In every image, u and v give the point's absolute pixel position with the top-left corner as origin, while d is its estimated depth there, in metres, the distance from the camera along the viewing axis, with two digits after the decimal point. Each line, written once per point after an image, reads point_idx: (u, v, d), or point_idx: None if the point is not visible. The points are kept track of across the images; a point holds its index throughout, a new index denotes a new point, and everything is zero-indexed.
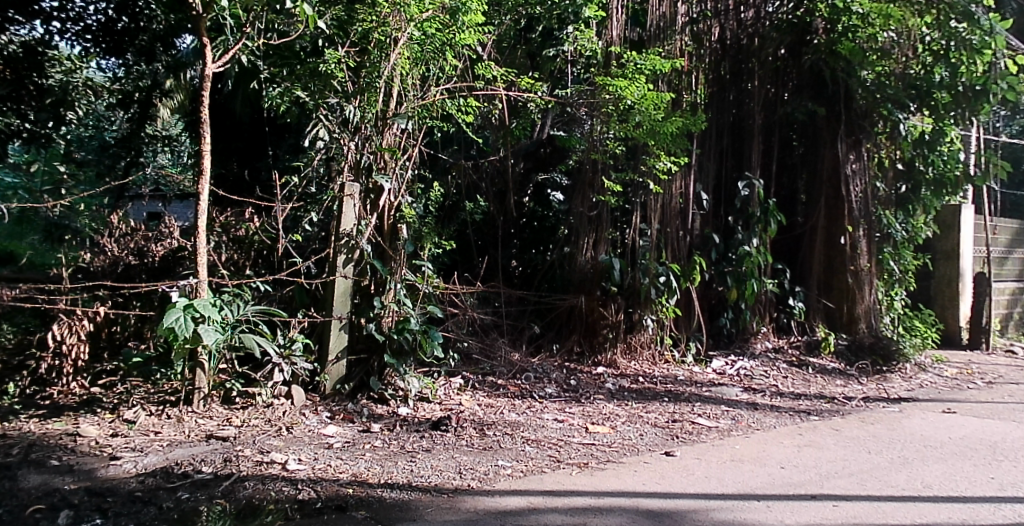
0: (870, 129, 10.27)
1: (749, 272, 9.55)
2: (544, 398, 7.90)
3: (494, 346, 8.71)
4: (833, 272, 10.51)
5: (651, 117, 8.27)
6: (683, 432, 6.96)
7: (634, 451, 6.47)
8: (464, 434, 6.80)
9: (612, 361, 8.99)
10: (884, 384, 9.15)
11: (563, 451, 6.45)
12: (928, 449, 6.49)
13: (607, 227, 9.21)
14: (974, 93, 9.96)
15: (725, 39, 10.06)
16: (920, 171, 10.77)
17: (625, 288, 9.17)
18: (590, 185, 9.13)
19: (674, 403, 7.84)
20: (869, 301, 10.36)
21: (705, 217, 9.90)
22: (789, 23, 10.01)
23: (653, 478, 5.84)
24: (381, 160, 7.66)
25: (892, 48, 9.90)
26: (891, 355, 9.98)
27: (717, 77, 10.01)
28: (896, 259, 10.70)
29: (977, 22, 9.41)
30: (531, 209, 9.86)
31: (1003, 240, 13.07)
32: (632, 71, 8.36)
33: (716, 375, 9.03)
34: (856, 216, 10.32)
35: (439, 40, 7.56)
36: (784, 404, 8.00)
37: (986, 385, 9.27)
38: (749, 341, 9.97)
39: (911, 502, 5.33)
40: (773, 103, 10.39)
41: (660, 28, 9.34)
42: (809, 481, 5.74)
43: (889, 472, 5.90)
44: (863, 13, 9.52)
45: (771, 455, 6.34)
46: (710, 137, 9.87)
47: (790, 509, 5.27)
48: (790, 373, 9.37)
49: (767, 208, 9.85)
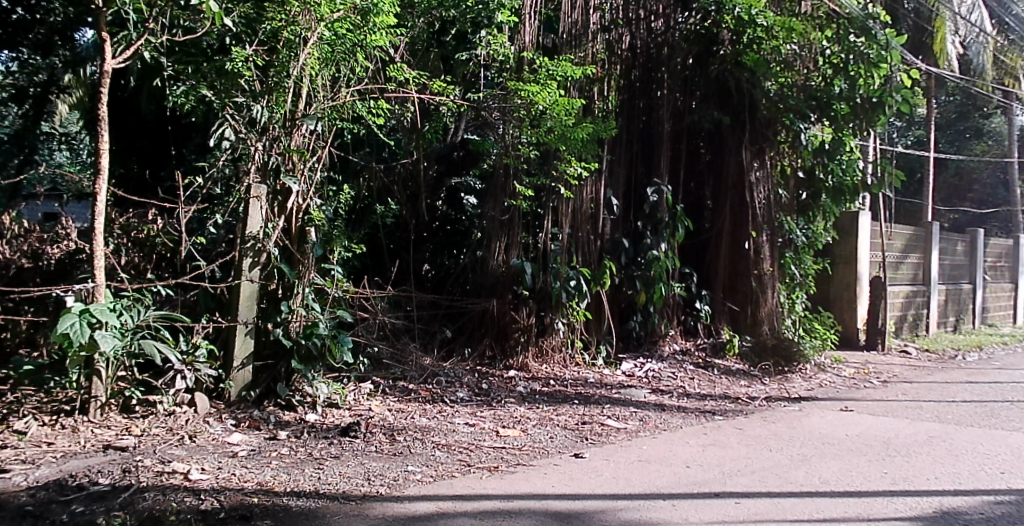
0: (774, 138, 10.67)
1: (659, 275, 9.77)
2: (455, 402, 7.87)
3: (405, 350, 8.63)
4: (737, 276, 10.78)
5: (561, 122, 8.33)
6: (592, 434, 7.04)
7: (543, 454, 6.49)
8: (373, 439, 6.72)
9: (523, 364, 9.05)
10: (785, 384, 9.44)
11: (473, 455, 6.43)
12: (826, 446, 6.71)
13: (519, 231, 9.22)
14: (872, 105, 10.24)
15: (636, 47, 10.16)
16: (820, 179, 10.97)
17: (537, 291, 9.19)
18: (502, 190, 9.10)
19: (584, 405, 7.92)
20: (772, 304, 10.64)
21: (616, 221, 10.00)
22: (697, 34, 10.28)
23: (563, 480, 5.87)
24: (289, 161, 7.50)
25: (794, 60, 10.31)
26: (793, 357, 10.28)
27: (628, 84, 10.13)
28: (797, 264, 11.14)
29: (874, 37, 10.02)
30: (444, 212, 9.84)
31: (899, 245, 13.64)
32: (545, 77, 8.40)
33: (625, 377, 9.17)
34: (760, 222, 10.61)
35: (350, 40, 7.53)
36: (691, 405, 8.17)
37: (881, 384, 9.66)
38: (657, 343, 10.19)
39: (810, 498, 5.49)
40: (681, 112, 10.59)
41: (572, 36, 9.46)
42: (713, 480, 5.86)
43: (789, 470, 6.07)
44: (767, 25, 9.86)
45: (677, 455, 6.46)
46: (621, 143, 10.03)
47: (695, 508, 5.37)
48: (696, 375, 9.58)
49: (675, 213, 10.09)
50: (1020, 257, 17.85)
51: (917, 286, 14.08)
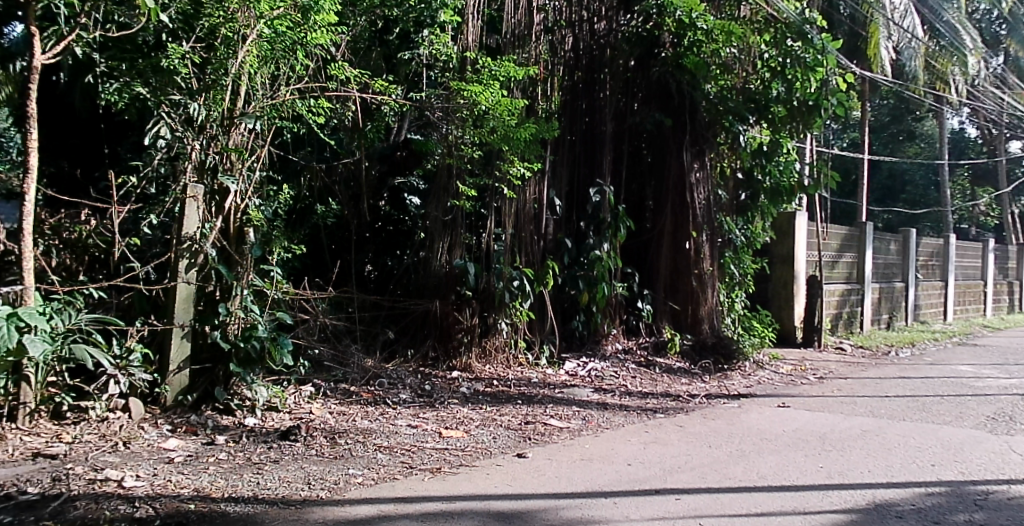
0: (713, 140, 10.83)
1: (601, 275, 9.82)
2: (397, 403, 7.81)
3: (346, 352, 8.54)
4: (678, 275, 10.92)
5: (504, 122, 8.30)
6: (535, 433, 7.04)
7: (486, 454, 6.48)
8: (314, 443, 6.63)
9: (466, 365, 9.00)
10: (725, 382, 9.57)
11: (416, 457, 6.39)
12: (764, 442, 6.82)
13: (462, 231, 9.20)
14: (808, 108, 10.46)
15: (579, 49, 10.22)
16: (757, 181, 11.22)
17: (480, 292, 9.21)
18: (445, 191, 9.03)
19: (527, 405, 7.93)
20: (712, 303, 10.88)
21: (559, 222, 10.04)
22: (638, 36, 10.30)
23: (506, 480, 5.86)
24: (227, 160, 7.37)
25: (733, 64, 10.49)
26: (732, 354, 10.49)
27: (571, 85, 10.18)
28: (736, 263, 11.28)
29: (811, 42, 10.14)
30: (387, 213, 9.67)
31: (834, 245, 13.94)
32: (488, 77, 8.34)
33: (568, 377, 9.22)
34: (700, 223, 10.75)
35: (290, 38, 7.35)
36: (633, 403, 8.23)
37: (817, 380, 9.86)
38: (600, 342, 10.24)
39: (748, 493, 5.57)
40: (623, 114, 10.67)
41: (516, 36, 9.43)
42: (654, 477, 5.90)
43: (729, 466, 6.15)
44: (707, 29, 10.00)
45: (619, 452, 6.50)
46: (563, 144, 10.06)
47: (636, 505, 5.40)
48: (638, 373, 9.66)
49: (617, 214, 10.15)
50: (949, 256, 18.40)
51: (852, 285, 14.41)
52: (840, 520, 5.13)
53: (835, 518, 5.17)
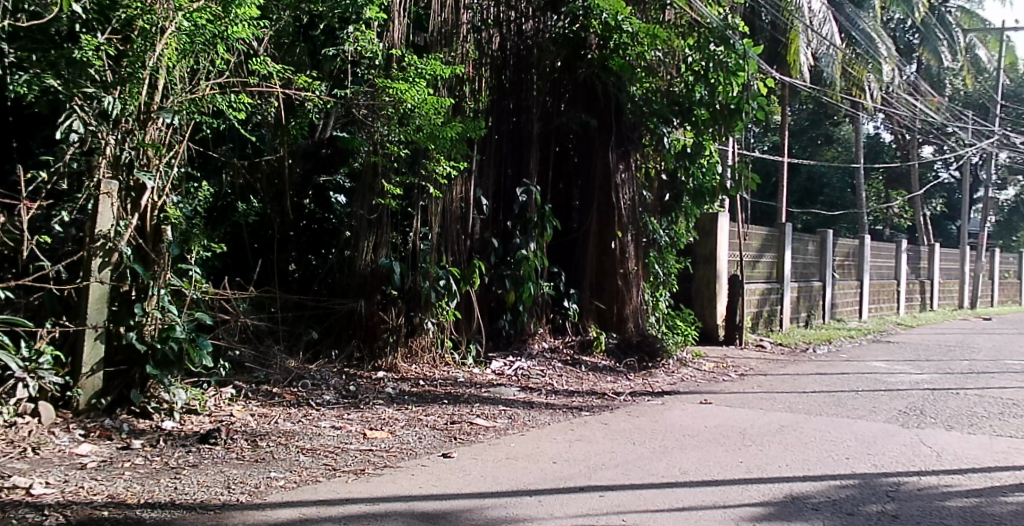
0: (638, 141, 10.98)
1: (527, 275, 9.85)
2: (321, 405, 7.69)
3: (268, 354, 8.37)
4: (604, 274, 11.02)
5: (430, 120, 8.21)
6: (461, 433, 7.01)
7: (411, 455, 6.42)
8: (234, 446, 6.48)
9: (392, 365, 8.94)
10: (649, 379, 9.70)
11: (339, 459, 6.29)
12: (686, 438, 6.92)
13: (387, 230, 9.10)
14: (730, 111, 10.64)
15: (506, 49, 10.23)
16: (681, 182, 11.44)
17: (405, 291, 9.12)
18: (371, 189, 8.90)
19: (453, 405, 7.89)
20: (637, 301, 11.04)
21: (485, 221, 10.03)
22: (565, 37, 10.40)
23: (430, 481, 5.82)
24: (143, 156, 7.13)
25: (658, 66, 10.63)
26: (656, 352, 10.69)
27: (498, 84, 10.18)
28: (660, 263, 11.43)
29: (732, 46, 10.32)
30: (311, 211, 9.54)
31: (755, 245, 14.25)
32: (413, 75, 8.25)
33: (495, 376, 9.22)
34: (625, 223, 10.89)
35: (211, 31, 7.16)
36: (558, 401, 8.27)
37: (738, 377, 10.07)
38: (527, 341, 10.25)
39: (670, 489, 5.64)
40: (550, 114, 10.71)
41: (442, 34, 9.35)
42: (579, 474, 5.93)
43: (652, 462, 6.22)
44: (633, 32, 10.09)
45: (544, 451, 6.52)
46: (490, 143, 10.04)
47: (561, 502, 5.41)
48: (564, 372, 9.70)
49: (543, 213, 10.19)
50: (864, 256, 19.01)
51: (772, 284, 14.76)
52: (757, 513, 5.23)
53: (754, 511, 5.27)
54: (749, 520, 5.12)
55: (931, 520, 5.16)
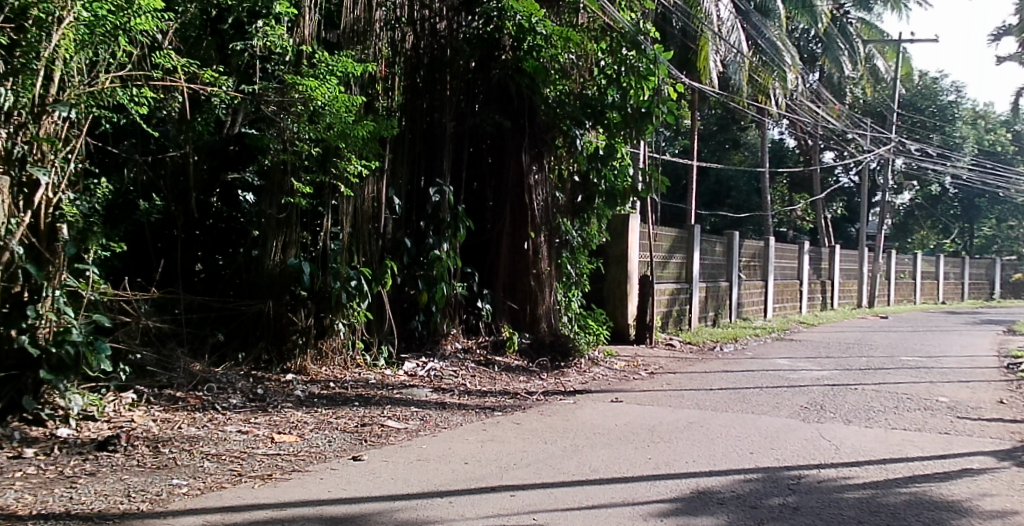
0: (551, 144, 11.02)
1: (440, 275, 9.80)
2: (227, 409, 7.48)
3: (172, 357, 8.11)
4: (517, 275, 11.04)
5: (341, 118, 8.06)
6: (371, 436, 6.92)
7: (320, 458, 6.31)
8: (134, 453, 6.24)
9: (302, 367, 8.77)
10: (561, 379, 9.76)
11: (245, 464, 6.13)
12: (597, 436, 7.00)
13: (296, 230, 8.94)
14: (641, 115, 10.90)
15: (420, 48, 10.17)
16: (593, 184, 11.52)
17: (315, 292, 8.98)
18: (279, 188, 8.76)
19: (364, 407, 7.78)
20: (550, 302, 11.11)
21: (398, 221, 9.94)
22: (479, 38, 10.39)
23: (339, 484, 5.72)
24: (37, 150, 6.78)
25: (571, 69, 10.78)
26: (568, 352, 10.76)
27: (411, 84, 10.08)
28: (573, 263, 11.57)
29: (644, 51, 10.65)
30: (218, 209, 9.24)
31: (665, 245, 14.51)
32: (324, 72, 8.04)
33: (407, 377, 9.13)
34: (538, 223, 10.95)
35: (112, 22, 6.89)
36: (471, 402, 8.25)
37: (648, 375, 10.24)
38: (440, 342, 10.21)
39: (581, 487, 5.68)
40: (464, 114, 10.63)
41: (354, 31, 9.24)
42: (490, 475, 5.92)
43: (563, 460, 6.26)
44: (546, 34, 10.16)
45: (456, 452, 6.48)
46: (403, 142, 9.94)
47: (472, 503, 5.39)
48: (477, 372, 9.70)
49: (456, 214, 10.15)
50: (769, 257, 19.58)
51: (680, 284, 15.06)
52: (665, 509, 5.31)
53: (662, 507, 5.35)
54: (657, 515, 5.19)
55: (830, 511, 5.33)
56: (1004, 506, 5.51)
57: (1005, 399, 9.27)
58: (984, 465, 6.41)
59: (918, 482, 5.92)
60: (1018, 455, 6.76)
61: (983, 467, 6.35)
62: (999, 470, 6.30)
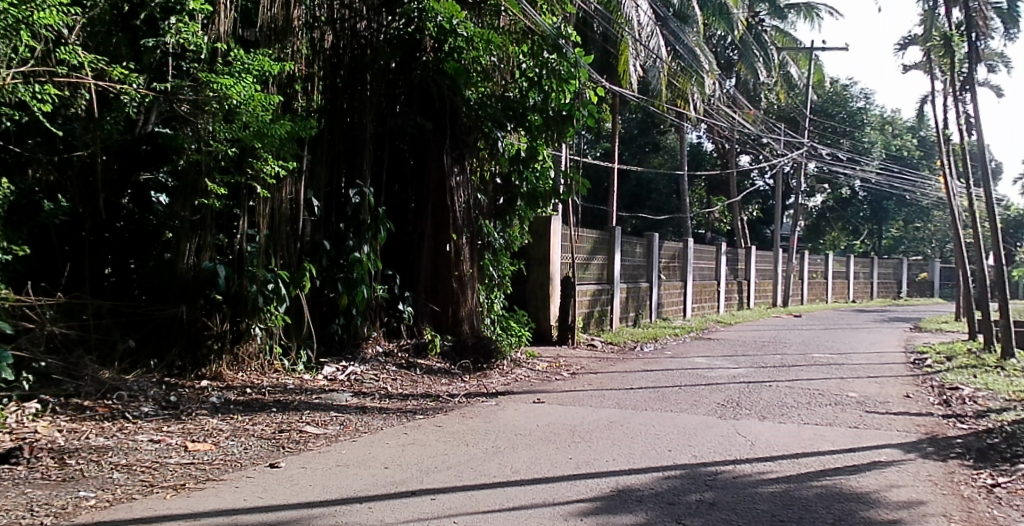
0: (473, 145, 10.94)
1: (360, 278, 9.62)
2: (138, 417, 7.24)
3: (79, 365, 7.80)
4: (438, 278, 10.99)
5: (257, 117, 7.82)
6: (289, 442, 6.78)
7: (236, 466, 6.14)
8: (39, 465, 5.97)
9: (217, 373, 8.61)
10: (484, 380, 9.79)
11: (157, 474, 5.93)
12: (518, 437, 6.99)
13: (211, 231, 8.73)
14: (562, 117, 10.99)
15: (340, 48, 9.98)
16: (516, 185, 11.53)
17: (231, 296, 8.80)
18: (193, 189, 8.51)
19: (282, 413, 7.63)
20: (471, 303, 11.06)
21: (316, 223, 9.81)
22: (400, 38, 10.32)
23: (255, 492, 5.58)
24: None
25: (493, 71, 10.77)
26: (490, 354, 10.69)
27: (331, 84, 9.91)
28: (494, 265, 11.59)
29: (565, 56, 10.65)
30: (130, 211, 8.86)
31: (587, 246, 14.63)
32: (240, 69, 7.76)
33: (326, 382, 9.00)
34: (460, 225, 10.87)
35: (13, 16, 6.46)
36: (392, 405, 8.18)
37: (570, 375, 10.31)
38: (360, 346, 10.10)
39: (501, 489, 5.65)
40: (384, 115, 10.49)
41: (272, 31, 9.08)
42: (410, 479, 5.86)
43: (484, 463, 6.24)
44: (467, 36, 10.20)
45: (376, 456, 6.40)
46: (322, 143, 9.76)
47: (391, 508, 5.31)
48: (399, 376, 9.62)
49: (377, 216, 10.04)
50: (687, 259, 19.94)
51: (602, 285, 15.20)
52: (585, 508, 5.33)
53: (582, 506, 5.37)
54: (577, 515, 5.21)
55: (745, 505, 5.43)
56: (910, 496, 5.70)
57: (911, 393, 9.62)
58: (891, 457, 6.63)
59: (829, 475, 6.08)
60: (923, 447, 7.01)
61: (890, 459, 6.56)
62: (905, 461, 6.52)
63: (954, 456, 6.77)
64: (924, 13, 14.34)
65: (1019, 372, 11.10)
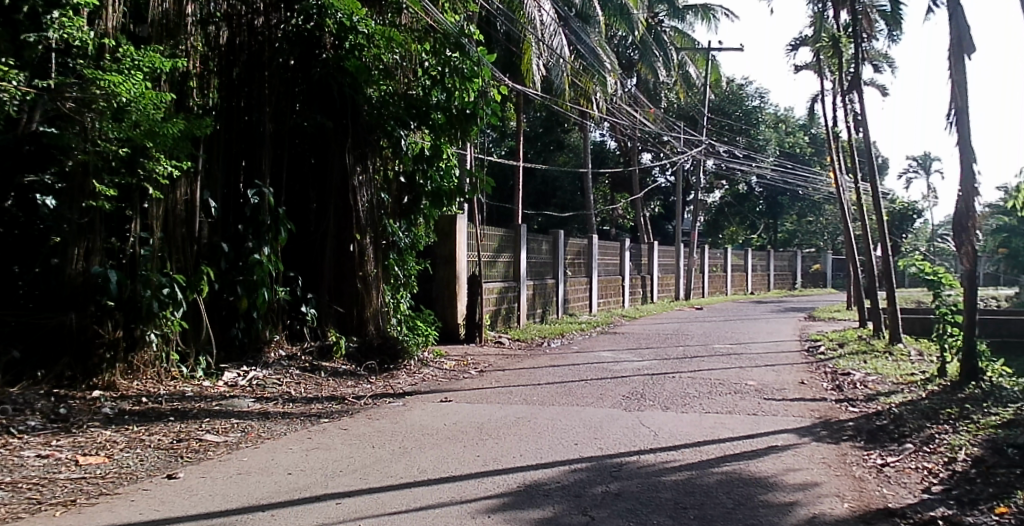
0: (375, 144, 10.85)
1: (261, 280, 9.45)
2: (24, 432, 6.88)
3: None
4: (342, 279, 10.84)
5: (147, 115, 7.48)
6: (188, 451, 6.56)
7: (130, 479, 5.90)
8: None
9: (110, 382, 8.23)
10: (391, 381, 9.66)
11: (45, 491, 5.65)
12: (425, 437, 6.95)
13: (100, 235, 8.32)
14: (465, 117, 10.92)
15: (235, 43, 9.71)
16: (419, 185, 11.41)
17: (123, 301, 8.44)
18: (80, 190, 8.04)
19: (180, 421, 7.37)
20: (377, 304, 10.96)
21: (213, 225, 9.52)
22: (298, 35, 10.14)
23: (152, 505, 5.37)
24: None
25: (395, 69, 10.68)
26: (397, 354, 10.65)
27: (227, 80, 9.64)
28: (400, 265, 11.49)
29: (468, 54, 10.66)
30: (13, 215, 8.42)
31: (493, 245, 14.65)
32: (129, 67, 7.45)
33: (226, 388, 8.74)
34: (364, 225, 10.77)
35: None
36: (296, 410, 8.01)
37: (478, 373, 10.30)
38: (262, 350, 9.85)
39: (407, 490, 5.60)
40: (284, 114, 10.24)
41: (163, 26, 8.77)
42: (315, 483, 5.75)
43: (390, 464, 6.16)
44: (368, 34, 10.13)
45: (279, 462, 6.25)
46: (218, 141, 9.51)
47: (294, 514, 5.19)
48: (303, 379, 9.43)
49: (277, 216, 9.84)
50: (593, 255, 20.19)
51: (508, 283, 15.24)
52: (492, 505, 5.32)
53: (489, 503, 5.36)
54: (485, 512, 5.20)
55: (648, 495, 5.52)
56: (805, 478, 5.90)
57: (806, 380, 9.97)
58: (788, 442, 6.86)
59: (729, 461, 6.24)
60: (818, 431, 7.27)
61: (786, 444, 6.79)
62: (800, 445, 6.75)
63: (846, 438, 7.05)
64: (814, 16, 14.86)
65: (905, 356, 11.65)
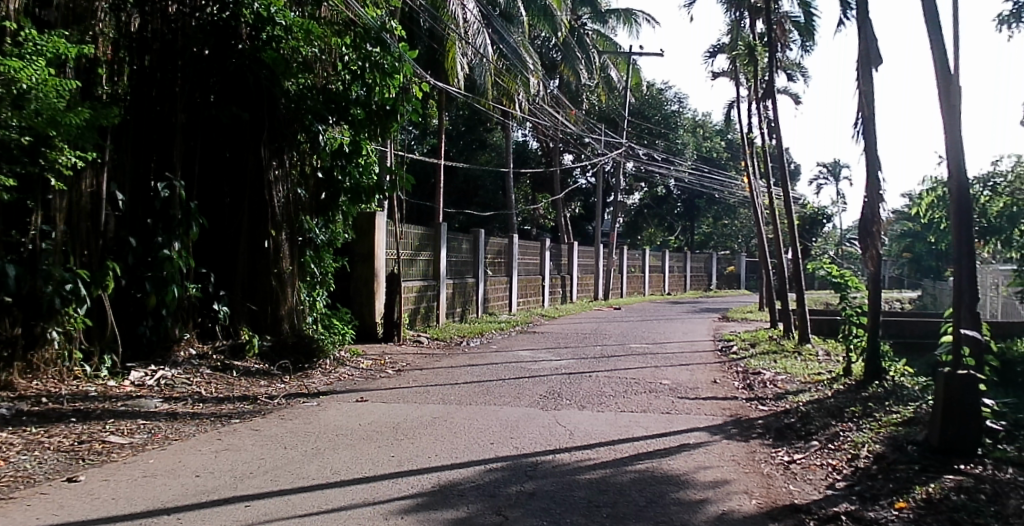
0: (291, 138, 10.71)
1: (171, 276, 9.29)
2: None
3: None
4: (256, 275, 10.63)
5: (50, 103, 7.10)
6: (90, 454, 6.30)
7: (28, 483, 5.64)
8: None
9: (8, 382, 7.83)
10: (305, 380, 9.55)
11: None
12: (340, 437, 6.84)
13: None
14: (385, 113, 10.80)
15: (148, 33, 9.37)
16: (338, 181, 11.22)
17: (22, 297, 8.04)
18: None
19: (82, 423, 7.08)
20: (291, 302, 10.76)
21: (120, 219, 9.20)
22: (212, 24, 9.85)
23: (50, 509, 5.15)
24: None
25: (314, 63, 10.53)
26: (312, 354, 10.42)
27: (138, 68, 9.29)
28: (317, 262, 11.32)
29: (389, 49, 10.48)
30: None
31: (412, 243, 14.53)
32: (30, 52, 7.05)
33: (133, 388, 8.44)
34: (279, 221, 10.61)
35: None
36: (206, 410, 7.79)
37: (395, 373, 10.19)
38: (172, 349, 9.61)
39: (319, 491, 5.50)
40: (198, 107, 10.00)
41: (69, 11, 8.40)
42: (224, 486, 5.59)
43: (302, 465, 6.04)
44: (285, 25, 10.06)
45: (186, 464, 6.07)
46: (127, 131, 9.22)
47: (202, 517, 5.04)
48: (214, 379, 9.19)
49: (188, 210, 9.61)
50: (513, 255, 20.22)
51: (427, 281, 15.14)
52: (407, 506, 5.27)
53: (403, 504, 5.29)
54: (398, 513, 5.14)
55: (563, 494, 5.54)
56: (716, 476, 6.02)
57: (718, 379, 10.17)
58: (699, 440, 6.98)
59: (642, 460, 6.32)
60: (728, 429, 7.42)
61: (698, 442, 6.90)
62: (711, 444, 6.88)
63: (755, 436, 7.22)
64: (731, 24, 15.18)
65: (813, 356, 12.01)
